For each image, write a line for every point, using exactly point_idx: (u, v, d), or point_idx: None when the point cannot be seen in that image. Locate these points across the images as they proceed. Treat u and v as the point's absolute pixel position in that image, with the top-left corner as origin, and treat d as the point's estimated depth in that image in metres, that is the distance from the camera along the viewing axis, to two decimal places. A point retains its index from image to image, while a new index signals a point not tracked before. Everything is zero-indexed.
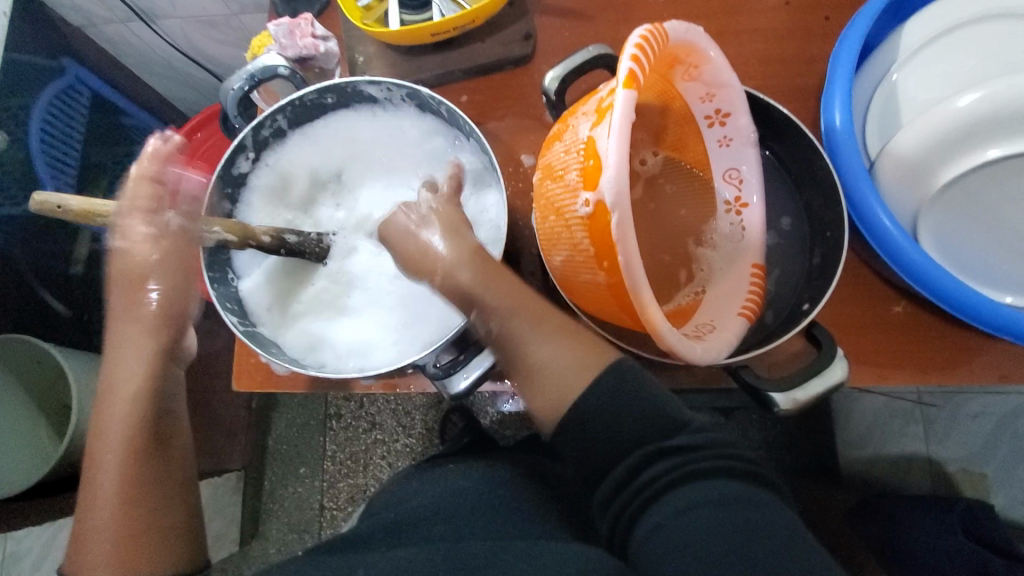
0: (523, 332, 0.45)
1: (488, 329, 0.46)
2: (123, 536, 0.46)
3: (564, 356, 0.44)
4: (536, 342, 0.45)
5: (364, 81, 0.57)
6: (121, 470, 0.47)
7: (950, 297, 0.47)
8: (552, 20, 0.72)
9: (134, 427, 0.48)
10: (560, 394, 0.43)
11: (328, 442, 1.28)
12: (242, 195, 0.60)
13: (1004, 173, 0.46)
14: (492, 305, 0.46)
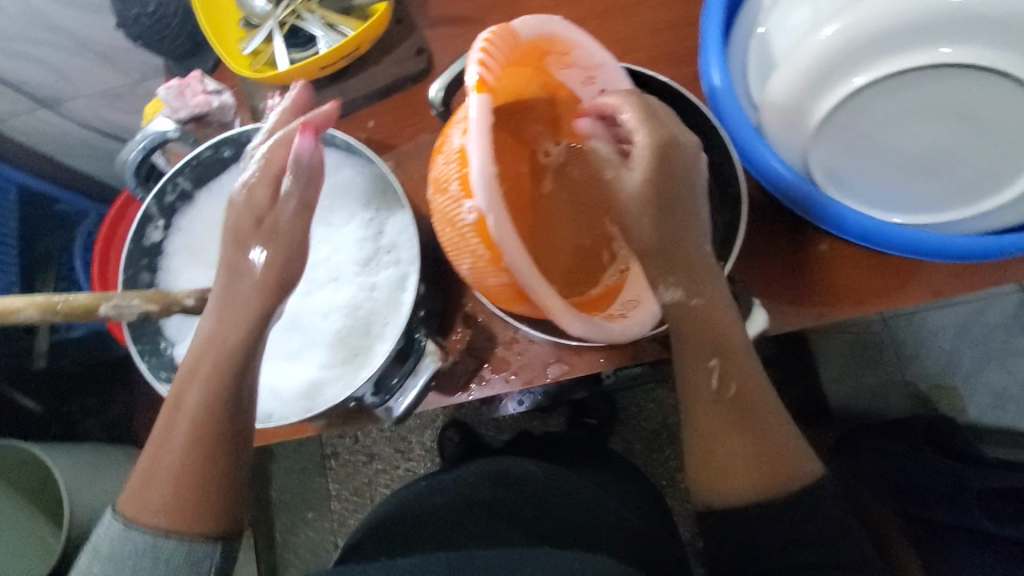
0: (739, 417, 0.48)
1: (724, 395, 0.49)
2: (178, 496, 0.42)
3: (748, 457, 0.47)
4: (738, 436, 0.48)
5: (255, 128, 0.57)
6: (191, 426, 0.43)
7: (853, 229, 0.48)
8: (442, 30, 0.73)
9: (226, 390, 0.44)
10: (732, 485, 0.47)
11: (330, 481, 1.28)
12: (160, 263, 0.60)
13: (885, 97, 0.45)
14: (725, 368, 0.49)
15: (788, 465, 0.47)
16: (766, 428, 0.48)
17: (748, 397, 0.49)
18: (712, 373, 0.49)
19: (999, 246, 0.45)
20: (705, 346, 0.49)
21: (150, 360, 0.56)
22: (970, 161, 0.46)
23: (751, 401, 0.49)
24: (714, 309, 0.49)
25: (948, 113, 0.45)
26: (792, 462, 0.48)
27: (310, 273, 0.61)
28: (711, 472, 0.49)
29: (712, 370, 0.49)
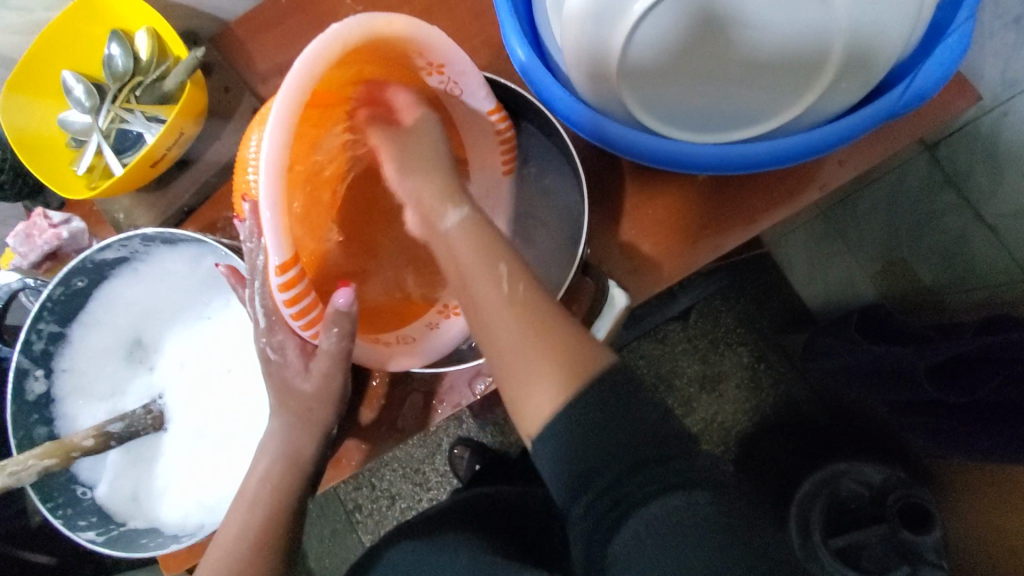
0: (528, 361, 0.44)
1: (508, 293, 0.46)
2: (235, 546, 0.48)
3: (545, 359, 0.43)
4: (538, 367, 0.43)
5: (94, 251, 0.54)
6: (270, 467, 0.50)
7: (684, 162, 0.47)
8: (273, 80, 0.70)
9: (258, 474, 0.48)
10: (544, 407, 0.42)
11: (363, 535, 1.23)
12: (54, 411, 0.59)
13: (671, 17, 0.42)
14: (514, 273, 0.46)
15: (579, 355, 0.43)
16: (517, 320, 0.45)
17: (539, 304, 0.45)
18: (501, 277, 0.46)
19: (825, 137, 0.45)
20: (479, 254, 0.47)
21: (66, 513, 0.55)
22: (774, 62, 0.43)
23: (531, 313, 0.45)
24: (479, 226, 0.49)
25: (738, 21, 0.42)
26: (580, 350, 0.44)
27: (202, 371, 0.60)
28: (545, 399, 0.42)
29: (501, 275, 0.46)
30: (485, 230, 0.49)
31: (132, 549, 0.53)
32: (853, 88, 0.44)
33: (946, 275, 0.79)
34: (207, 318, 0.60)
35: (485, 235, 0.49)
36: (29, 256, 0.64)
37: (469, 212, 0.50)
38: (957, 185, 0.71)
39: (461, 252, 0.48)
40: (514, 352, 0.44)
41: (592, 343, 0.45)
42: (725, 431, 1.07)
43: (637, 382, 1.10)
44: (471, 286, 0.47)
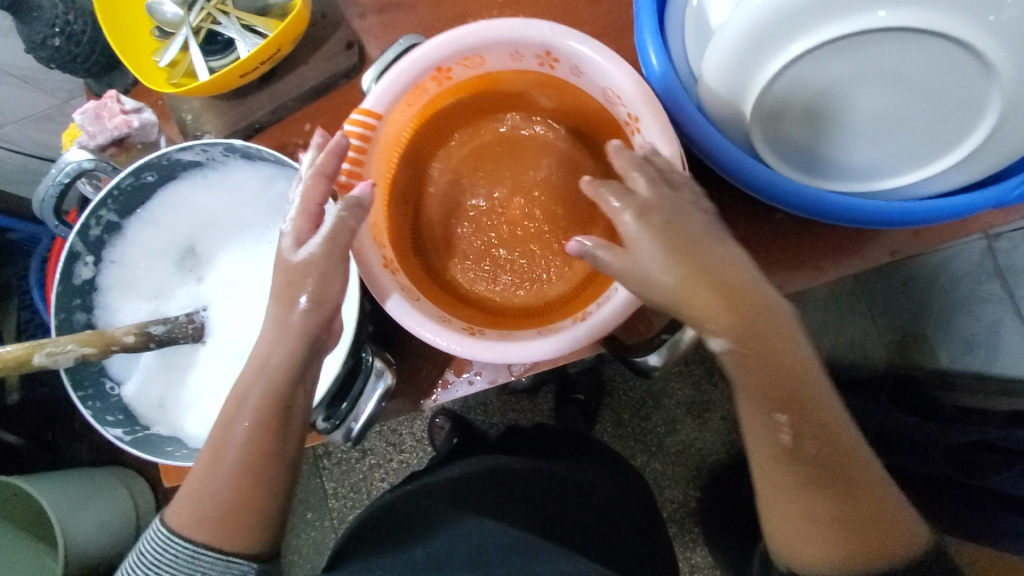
0: (845, 497, 0.39)
1: (790, 441, 0.39)
2: (236, 497, 0.43)
3: (830, 512, 0.39)
4: (847, 497, 0.39)
5: (174, 150, 0.53)
6: (238, 472, 0.43)
7: (793, 199, 0.46)
8: (372, 17, 0.66)
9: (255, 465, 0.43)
10: (813, 552, 0.40)
11: (326, 482, 1.17)
12: (96, 300, 0.58)
13: (827, 57, 0.42)
14: (798, 423, 0.39)
15: (897, 527, 0.40)
16: (851, 448, 0.40)
17: (835, 454, 0.39)
18: (782, 428, 0.39)
19: (934, 209, 0.44)
20: (771, 395, 0.39)
21: (94, 404, 0.55)
22: (904, 129, 0.44)
23: (846, 467, 0.39)
24: (699, 254, 0.39)
25: (889, 80, 0.42)
26: (898, 521, 0.40)
27: (251, 294, 0.58)
28: (780, 520, 0.41)
29: (780, 427, 0.39)
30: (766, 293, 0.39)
31: (153, 453, 0.53)
32: (970, 169, 0.45)
33: (965, 362, 0.80)
34: (266, 242, 0.59)
35: (673, 229, 0.39)
36: (96, 137, 0.62)
37: (744, 325, 0.38)
38: (1004, 278, 0.78)
39: (778, 381, 0.38)
40: (818, 510, 0.39)
41: (910, 510, 0.41)
42: (700, 458, 1.07)
43: (626, 393, 1.11)
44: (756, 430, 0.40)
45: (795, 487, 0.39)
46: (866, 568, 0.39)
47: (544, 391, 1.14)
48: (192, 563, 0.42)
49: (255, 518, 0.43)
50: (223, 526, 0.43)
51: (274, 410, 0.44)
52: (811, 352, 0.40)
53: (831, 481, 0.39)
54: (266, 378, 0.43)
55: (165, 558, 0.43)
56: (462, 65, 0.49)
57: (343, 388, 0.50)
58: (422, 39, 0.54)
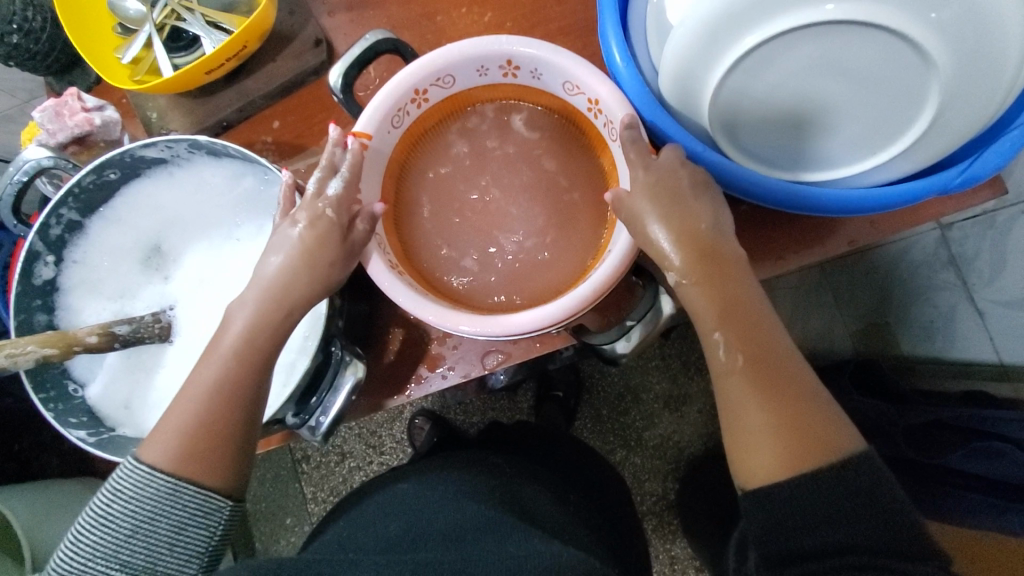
0: (786, 414, 0.41)
1: (733, 365, 0.42)
2: (201, 439, 0.43)
3: (760, 412, 0.41)
4: (788, 411, 0.41)
5: (137, 147, 0.52)
6: (206, 411, 0.43)
7: (751, 188, 0.47)
8: (338, 15, 0.66)
9: (225, 409, 0.44)
10: (764, 466, 0.40)
11: (305, 486, 1.16)
12: (58, 301, 0.57)
13: (779, 51, 0.43)
14: (738, 339, 0.42)
15: (827, 431, 0.40)
16: (775, 338, 0.42)
17: (770, 363, 0.42)
18: (721, 345, 0.42)
19: (882, 197, 0.46)
20: (714, 314, 0.42)
21: (57, 406, 0.53)
22: (853, 120, 0.46)
23: (774, 363, 0.42)
24: (681, 203, 0.43)
25: (841, 72, 0.44)
26: (832, 428, 0.41)
27: (220, 293, 0.58)
28: (733, 434, 0.42)
29: (719, 343, 0.42)
30: (718, 246, 0.43)
31: (120, 454, 0.52)
32: (914, 158, 0.47)
33: (925, 348, 0.82)
34: (235, 240, 0.58)
35: (664, 181, 0.43)
36: (56, 135, 0.61)
37: (690, 235, 0.43)
38: (959, 266, 0.80)
39: (713, 274, 0.42)
40: (749, 422, 0.41)
41: (842, 418, 0.42)
42: (677, 450, 1.09)
43: (603, 388, 1.12)
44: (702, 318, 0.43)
45: (727, 398, 0.42)
46: (801, 470, 0.39)
47: (522, 389, 1.14)
48: (173, 497, 0.42)
49: (232, 452, 0.44)
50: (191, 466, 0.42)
51: (252, 353, 0.45)
52: (762, 294, 0.44)
53: (768, 388, 0.41)
54: (249, 330, 0.44)
55: (140, 495, 0.41)
56: (434, 87, 0.47)
57: (312, 383, 0.51)
58: (388, 34, 0.54)
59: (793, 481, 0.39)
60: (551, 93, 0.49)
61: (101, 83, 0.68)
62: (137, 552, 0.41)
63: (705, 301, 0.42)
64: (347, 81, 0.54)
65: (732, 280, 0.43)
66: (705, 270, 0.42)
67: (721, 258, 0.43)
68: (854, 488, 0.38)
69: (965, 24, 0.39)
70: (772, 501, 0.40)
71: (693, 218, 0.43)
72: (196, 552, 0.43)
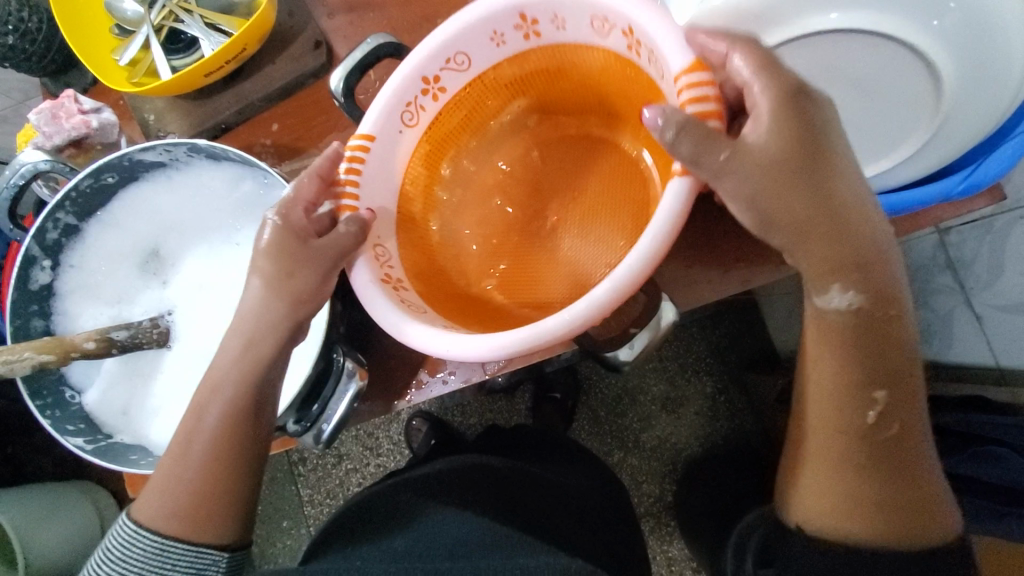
0: (904, 493, 0.42)
1: (874, 429, 0.41)
2: (195, 495, 0.44)
3: (876, 484, 0.42)
4: (904, 488, 0.42)
5: (135, 150, 0.52)
6: (208, 457, 0.44)
7: None
8: (337, 16, 0.66)
9: (224, 453, 0.45)
10: (853, 526, 0.42)
11: (301, 489, 1.15)
12: (54, 305, 0.56)
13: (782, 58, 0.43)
14: (891, 408, 0.41)
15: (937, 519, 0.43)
16: (919, 423, 0.42)
17: (907, 442, 0.42)
18: (874, 406, 0.41)
19: (884, 204, 0.46)
20: (878, 375, 0.40)
21: (54, 413, 0.53)
22: (855, 126, 0.46)
23: (907, 445, 0.42)
24: (828, 178, 0.37)
25: (846, 82, 0.44)
26: (933, 515, 0.43)
27: (220, 298, 0.57)
28: (836, 493, 0.43)
29: (875, 407, 0.41)
30: (884, 293, 0.39)
31: (118, 460, 0.51)
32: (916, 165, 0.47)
33: None
34: (235, 244, 0.58)
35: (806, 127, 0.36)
36: (53, 137, 0.60)
37: (869, 274, 0.38)
38: (956, 270, 0.81)
39: (875, 336, 0.40)
40: (865, 491, 0.42)
41: (949, 502, 0.44)
42: (675, 452, 1.09)
43: (601, 390, 1.12)
44: (863, 371, 0.40)
45: (851, 463, 0.42)
46: (900, 544, 0.42)
47: (520, 392, 1.14)
48: (161, 556, 0.43)
49: (237, 500, 0.45)
50: (194, 520, 0.44)
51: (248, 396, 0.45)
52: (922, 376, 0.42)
53: (896, 464, 0.42)
54: (235, 379, 0.44)
55: (130, 550, 0.43)
56: (446, 68, 0.47)
57: (313, 391, 0.50)
58: (390, 37, 0.54)
59: (878, 548, 0.42)
60: (584, 45, 0.45)
61: (97, 85, 0.68)
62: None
63: (858, 351, 0.40)
64: (349, 84, 0.54)
65: (895, 346, 0.40)
66: (865, 318, 0.39)
67: (882, 299, 0.39)
68: (936, 568, 0.41)
69: (969, 33, 0.39)
70: (861, 556, 0.42)
71: (863, 238, 0.38)
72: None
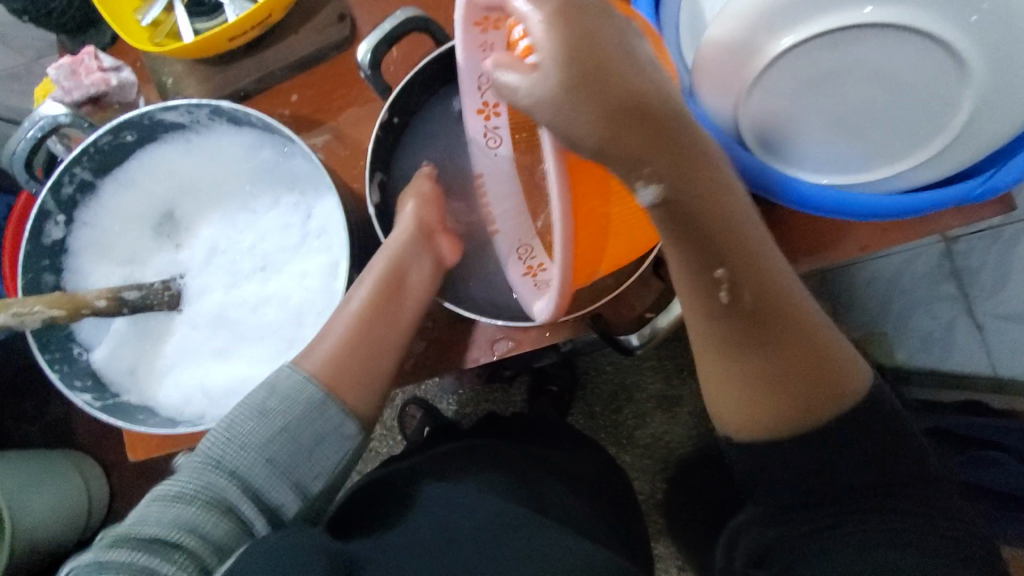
0: (781, 359, 0.41)
1: (736, 307, 0.39)
2: (360, 351, 0.50)
3: (758, 366, 0.41)
4: (781, 356, 0.41)
5: (158, 109, 0.51)
6: (371, 326, 0.51)
7: (778, 187, 0.47)
8: None
9: (380, 330, 0.52)
10: (753, 417, 0.42)
11: None
12: (66, 262, 0.56)
13: (816, 50, 0.44)
14: (743, 281, 0.39)
15: (828, 374, 0.42)
16: (777, 275, 0.40)
17: (774, 310, 0.40)
18: (721, 286, 0.38)
19: (904, 204, 0.46)
20: (717, 250, 0.38)
21: (62, 369, 0.52)
22: (880, 124, 0.46)
23: (774, 306, 0.40)
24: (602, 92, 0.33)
25: (875, 77, 0.45)
26: (835, 363, 0.42)
27: (234, 264, 0.57)
28: (725, 376, 0.42)
29: (719, 281, 0.38)
30: (711, 173, 0.36)
31: (127, 419, 0.51)
32: (938, 166, 0.48)
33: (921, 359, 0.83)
34: (252, 212, 0.58)
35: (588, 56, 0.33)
36: (71, 94, 0.60)
37: (658, 160, 0.34)
38: (960, 280, 0.81)
39: (690, 219, 0.36)
40: (753, 369, 0.41)
41: (844, 347, 0.43)
42: (667, 450, 1.09)
43: (598, 385, 1.12)
44: (714, 251, 0.38)
45: (730, 346, 0.41)
46: (792, 420, 0.42)
47: (517, 382, 1.14)
48: (318, 408, 0.46)
49: (375, 382, 0.50)
50: (363, 378, 0.49)
51: (394, 289, 0.53)
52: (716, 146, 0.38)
53: (774, 349, 0.40)
54: (361, 308, 0.52)
55: (296, 402, 0.46)
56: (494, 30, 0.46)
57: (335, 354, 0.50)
58: (420, 12, 0.54)
59: (796, 433, 0.42)
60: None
61: (116, 45, 0.67)
62: (276, 455, 0.44)
63: (704, 239, 0.37)
64: (376, 56, 0.53)
65: (739, 223, 0.38)
66: (694, 217, 0.36)
67: (699, 191, 0.36)
68: (857, 424, 0.42)
69: (1001, 33, 0.41)
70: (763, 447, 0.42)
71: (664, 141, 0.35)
72: (324, 471, 0.46)
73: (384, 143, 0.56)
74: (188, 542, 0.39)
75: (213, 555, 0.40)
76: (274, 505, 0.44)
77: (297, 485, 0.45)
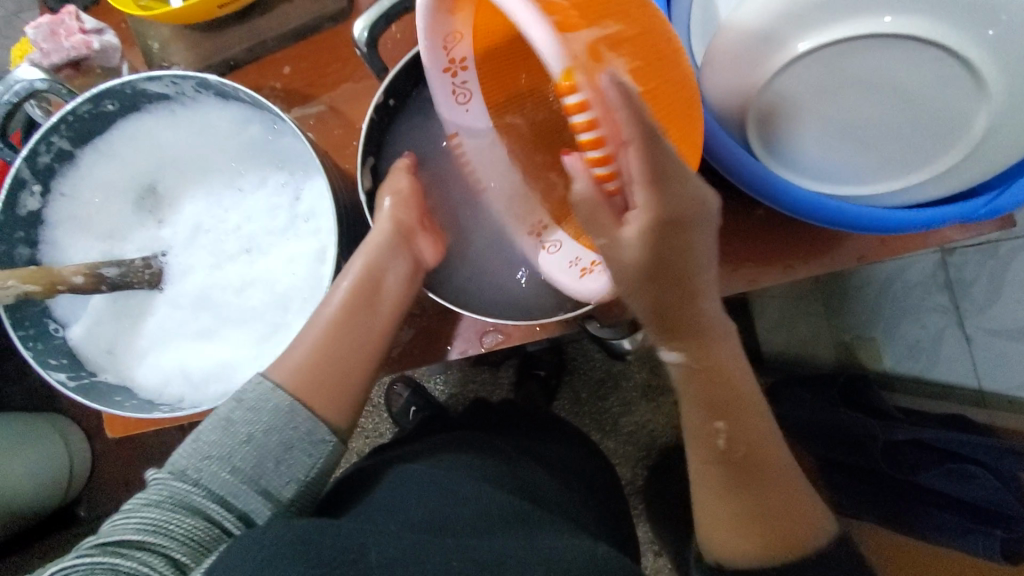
0: (766, 501, 0.42)
1: (723, 450, 0.43)
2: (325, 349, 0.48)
3: (742, 506, 0.42)
4: (765, 501, 0.42)
5: (141, 79, 0.49)
6: (347, 313, 0.49)
7: (783, 197, 0.45)
8: None
9: (356, 314, 0.49)
10: (738, 549, 0.42)
11: None
12: (42, 235, 0.54)
13: (833, 57, 0.42)
14: (735, 431, 0.43)
15: (806, 524, 0.42)
16: (762, 434, 0.44)
17: (759, 463, 0.43)
18: (719, 435, 0.43)
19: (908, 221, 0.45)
20: (708, 406, 0.43)
21: (36, 346, 0.51)
22: (893, 137, 0.45)
23: (763, 458, 0.43)
24: None
25: (891, 90, 0.43)
26: (807, 521, 0.42)
27: (218, 244, 0.55)
28: (716, 506, 0.43)
29: (714, 430, 0.43)
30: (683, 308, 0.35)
31: (103, 400, 0.50)
32: (945, 182, 0.46)
33: (907, 365, 0.84)
34: (238, 190, 0.55)
35: None
36: (50, 56, 0.58)
37: (699, 344, 0.42)
38: (952, 290, 0.81)
39: (702, 379, 0.43)
40: (735, 509, 0.43)
41: (824, 509, 0.44)
42: (651, 439, 1.10)
43: (586, 372, 1.12)
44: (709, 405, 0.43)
45: (724, 480, 0.43)
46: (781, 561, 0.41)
47: (506, 365, 1.14)
48: (288, 417, 0.44)
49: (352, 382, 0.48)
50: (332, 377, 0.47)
51: (367, 288, 0.50)
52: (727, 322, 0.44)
53: (757, 489, 0.42)
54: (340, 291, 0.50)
55: (259, 409, 0.44)
56: None
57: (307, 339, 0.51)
58: None
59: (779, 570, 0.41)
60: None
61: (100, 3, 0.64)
62: (250, 459, 0.43)
63: (703, 388, 0.43)
64: (372, 34, 0.50)
65: (731, 380, 0.43)
66: (701, 372, 0.43)
67: None
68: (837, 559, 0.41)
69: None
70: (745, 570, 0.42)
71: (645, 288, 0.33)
72: (296, 478, 0.44)
73: (378, 125, 0.54)
74: (151, 543, 0.39)
75: (186, 555, 0.39)
76: (246, 511, 0.43)
77: (271, 489, 0.43)
